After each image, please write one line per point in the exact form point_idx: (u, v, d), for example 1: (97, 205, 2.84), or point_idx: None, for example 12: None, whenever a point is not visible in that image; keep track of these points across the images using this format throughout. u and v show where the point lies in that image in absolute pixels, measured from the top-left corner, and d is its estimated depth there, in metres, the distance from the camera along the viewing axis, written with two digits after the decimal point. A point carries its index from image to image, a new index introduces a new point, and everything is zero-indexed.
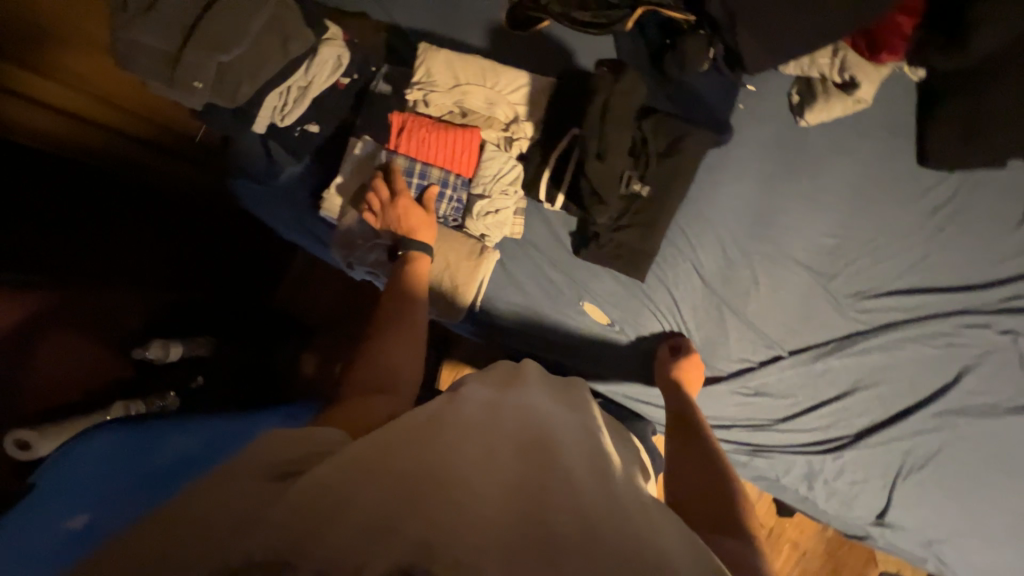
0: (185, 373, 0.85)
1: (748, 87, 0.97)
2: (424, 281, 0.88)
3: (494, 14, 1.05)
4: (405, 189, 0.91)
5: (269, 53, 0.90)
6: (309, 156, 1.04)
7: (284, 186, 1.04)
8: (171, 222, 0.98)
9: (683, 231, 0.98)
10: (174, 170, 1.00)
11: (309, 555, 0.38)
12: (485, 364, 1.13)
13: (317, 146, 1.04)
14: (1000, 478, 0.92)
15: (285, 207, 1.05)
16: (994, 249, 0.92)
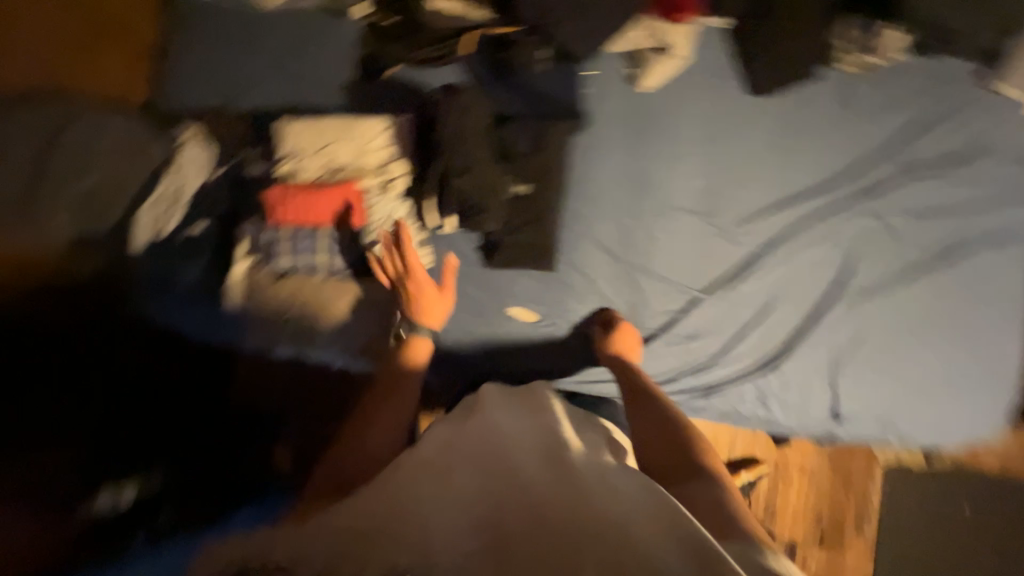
0: (150, 507, 0.88)
1: (587, 73, 1.08)
2: (421, 359, 0.98)
3: (348, 76, 1.15)
4: (429, 280, 0.99)
5: (133, 171, 1.01)
6: (200, 255, 1.03)
7: (183, 291, 1.02)
8: (88, 362, 0.97)
9: (573, 214, 1.05)
10: (74, 310, 0.98)
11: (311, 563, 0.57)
12: (440, 399, 1.10)
13: (205, 243, 1.03)
14: (919, 342, 0.99)
15: (189, 311, 1.01)
16: (831, 147, 1.04)
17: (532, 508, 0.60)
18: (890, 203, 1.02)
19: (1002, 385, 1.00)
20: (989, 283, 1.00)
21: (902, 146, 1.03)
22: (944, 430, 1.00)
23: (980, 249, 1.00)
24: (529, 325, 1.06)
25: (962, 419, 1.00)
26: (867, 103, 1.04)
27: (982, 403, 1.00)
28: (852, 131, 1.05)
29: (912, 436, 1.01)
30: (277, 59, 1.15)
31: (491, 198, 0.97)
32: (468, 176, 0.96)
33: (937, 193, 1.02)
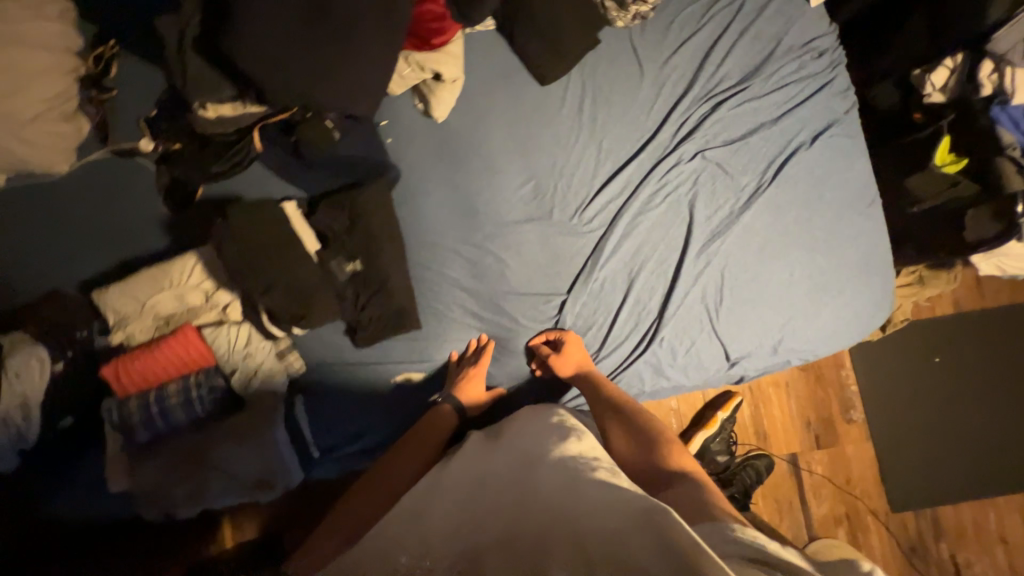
0: None
1: (382, 123, 1.08)
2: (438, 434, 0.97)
3: (162, 209, 1.12)
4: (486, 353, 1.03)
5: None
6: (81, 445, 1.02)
7: (80, 485, 0.99)
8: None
9: (422, 265, 1.04)
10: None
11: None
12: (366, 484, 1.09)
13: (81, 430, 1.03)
14: (783, 261, 0.97)
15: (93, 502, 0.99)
16: (639, 103, 1.02)
17: (524, 524, 0.63)
18: (708, 138, 1.00)
19: (880, 268, 0.99)
20: (829, 177, 0.98)
21: (702, 76, 1.00)
22: (843, 334, 0.98)
23: (809, 146, 0.98)
24: (420, 383, 1.07)
25: (856, 316, 0.98)
26: (653, 49, 1.02)
27: (869, 290, 0.98)
28: (649, 81, 1.02)
29: (814, 351, 0.99)
30: (82, 224, 1.09)
31: (317, 295, 0.96)
32: (276, 292, 0.94)
33: (753, 109, 0.99)
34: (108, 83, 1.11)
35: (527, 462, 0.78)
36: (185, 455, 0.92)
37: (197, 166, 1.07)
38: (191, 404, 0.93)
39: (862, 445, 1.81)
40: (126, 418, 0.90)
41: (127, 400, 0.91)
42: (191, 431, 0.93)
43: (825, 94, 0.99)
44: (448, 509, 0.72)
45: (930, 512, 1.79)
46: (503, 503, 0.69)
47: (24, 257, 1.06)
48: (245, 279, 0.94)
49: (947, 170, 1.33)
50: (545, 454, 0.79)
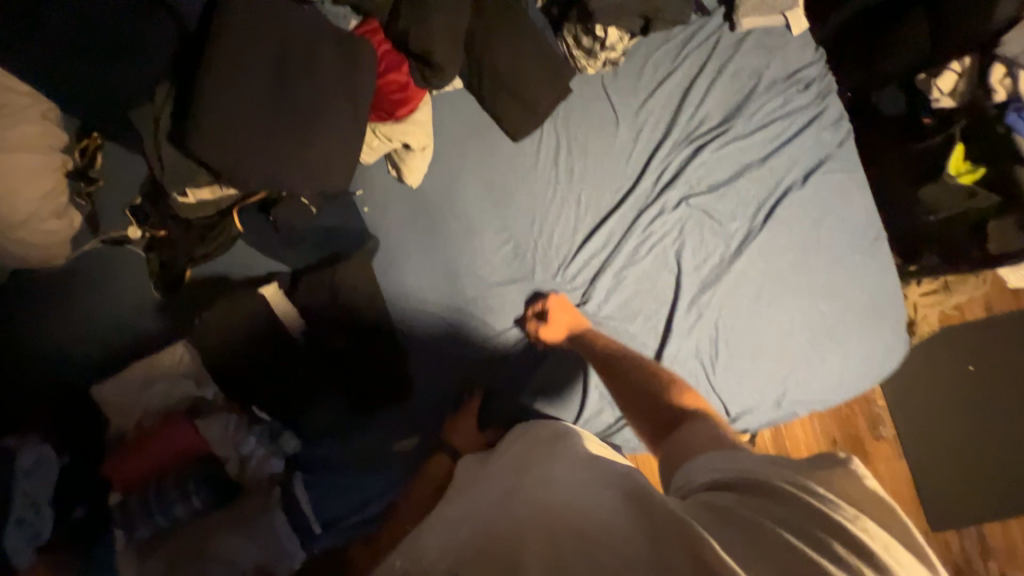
0: None
1: (358, 192, 1.06)
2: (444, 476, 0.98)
3: (153, 293, 1.13)
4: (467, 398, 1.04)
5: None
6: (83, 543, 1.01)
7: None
8: None
9: (407, 332, 1.04)
10: None
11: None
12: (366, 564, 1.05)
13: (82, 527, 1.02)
14: (781, 309, 0.92)
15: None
16: (617, 152, 0.98)
17: (514, 514, 0.55)
18: (693, 182, 0.95)
19: (886, 308, 0.93)
20: (825, 217, 0.93)
21: (682, 118, 0.96)
22: (852, 382, 0.92)
23: (801, 186, 0.93)
24: (415, 452, 1.05)
25: (865, 364, 0.92)
26: (630, 93, 0.98)
27: (877, 333, 0.92)
28: (627, 126, 0.98)
29: (820, 402, 0.93)
30: (81, 313, 1.11)
31: (305, 370, 1.00)
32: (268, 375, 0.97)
33: (738, 147, 0.94)
34: (96, 173, 1.12)
35: (512, 455, 0.69)
36: (183, 547, 0.92)
37: (182, 251, 1.09)
38: (188, 495, 0.92)
39: (893, 462, 1.69)
40: (127, 513, 0.91)
41: (127, 497, 0.92)
42: (190, 522, 0.93)
43: (813, 129, 0.95)
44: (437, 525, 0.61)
45: (975, 531, 1.68)
46: (488, 503, 0.60)
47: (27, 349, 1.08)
48: (229, 366, 0.98)
49: (963, 180, 1.27)
50: (534, 440, 0.70)
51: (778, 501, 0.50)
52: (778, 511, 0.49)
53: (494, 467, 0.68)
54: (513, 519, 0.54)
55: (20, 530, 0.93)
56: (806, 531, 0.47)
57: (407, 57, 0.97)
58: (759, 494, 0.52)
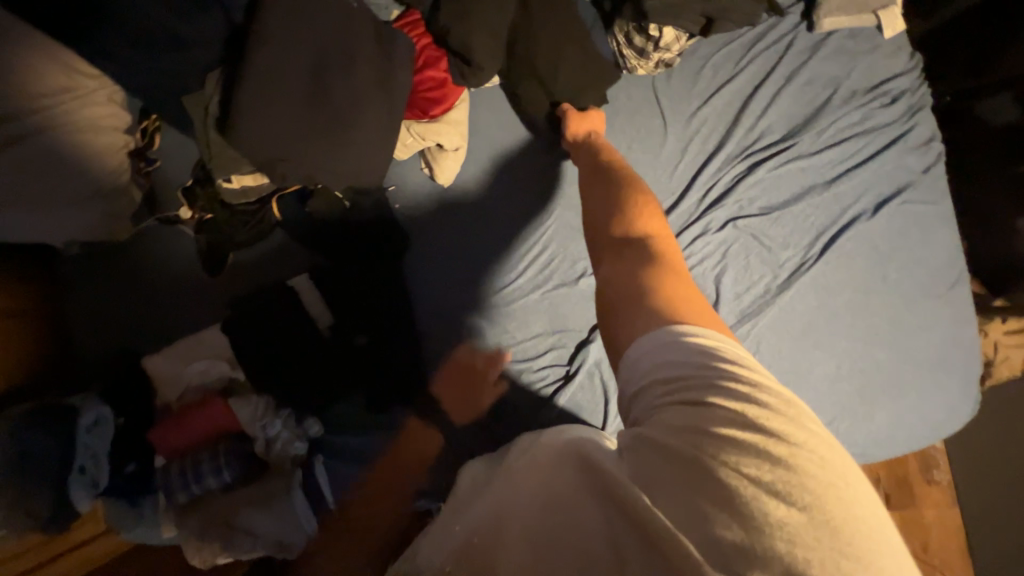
0: None
1: (391, 188, 1.07)
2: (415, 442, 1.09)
3: (202, 272, 1.21)
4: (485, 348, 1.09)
5: None
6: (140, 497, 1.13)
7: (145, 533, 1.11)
8: None
9: (429, 328, 1.08)
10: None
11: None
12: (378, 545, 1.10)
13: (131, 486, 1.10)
14: (826, 352, 0.83)
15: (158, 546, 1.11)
16: (662, 162, 0.89)
17: (495, 534, 0.54)
18: (743, 201, 0.86)
19: (956, 360, 0.82)
20: (894, 254, 0.82)
21: (739, 130, 0.87)
22: (901, 441, 0.83)
23: (870, 217, 0.82)
24: (431, 444, 1.09)
25: (921, 422, 0.82)
26: (682, 99, 0.90)
27: (937, 388, 0.82)
28: (675, 136, 0.89)
29: (863, 458, 0.84)
30: (138, 287, 1.21)
31: (331, 359, 1.05)
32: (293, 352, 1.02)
33: (800, 166, 0.84)
34: (152, 154, 1.19)
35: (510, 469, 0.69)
36: (214, 519, 0.98)
37: (227, 234, 1.15)
38: (220, 469, 0.99)
39: (945, 509, 1.58)
40: (166, 481, 0.98)
41: (168, 465, 0.99)
42: (221, 494, 1.00)
43: (893, 150, 0.83)
44: (434, 550, 0.62)
45: None
46: (477, 521, 0.60)
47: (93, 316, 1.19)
48: (262, 351, 1.04)
49: None
50: (528, 452, 0.69)
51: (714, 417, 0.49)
52: (713, 431, 0.49)
53: (492, 485, 0.68)
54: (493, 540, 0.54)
55: (81, 476, 1.06)
56: (750, 469, 0.46)
57: (444, 52, 0.93)
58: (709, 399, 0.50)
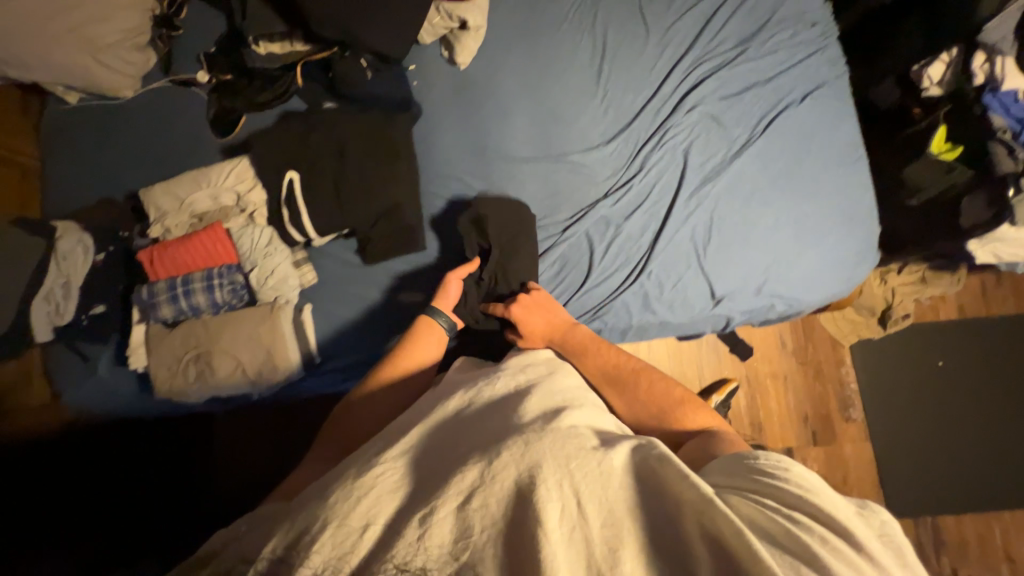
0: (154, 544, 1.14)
1: (410, 67, 1.18)
2: (429, 345, 0.90)
3: (205, 131, 1.24)
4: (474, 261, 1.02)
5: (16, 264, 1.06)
6: (114, 332, 1.14)
7: (112, 374, 1.15)
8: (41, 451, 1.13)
9: (429, 192, 1.12)
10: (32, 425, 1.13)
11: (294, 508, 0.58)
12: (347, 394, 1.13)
13: (111, 320, 1.13)
14: (769, 207, 1.03)
15: (127, 384, 1.15)
16: (643, 61, 1.11)
17: (497, 444, 0.58)
18: (707, 93, 1.08)
19: (864, 219, 1.04)
20: (818, 133, 1.05)
21: (701, 40, 1.10)
22: (824, 283, 1.02)
23: (799, 104, 1.05)
24: (420, 301, 1.10)
25: (838, 267, 1.02)
26: (659, 14, 1.13)
27: (852, 241, 1.03)
28: (655, 42, 1.12)
29: (795, 296, 1.03)
30: (138, 142, 1.24)
31: (334, 197, 1.04)
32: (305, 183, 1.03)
33: (748, 69, 1.08)
34: (179, 24, 1.28)
35: (542, 386, 0.70)
36: (197, 335, 1.00)
37: (243, 95, 1.21)
38: (207, 292, 1.00)
39: (860, 444, 1.77)
40: (154, 296, 0.99)
41: (156, 282, 1.00)
42: (208, 317, 1.01)
43: (815, 60, 1.08)
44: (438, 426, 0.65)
45: (931, 524, 1.71)
46: (492, 428, 0.62)
47: (94, 160, 1.24)
48: (267, 169, 1.04)
49: (943, 157, 1.34)
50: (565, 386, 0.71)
51: (750, 507, 0.51)
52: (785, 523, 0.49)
53: (525, 388, 0.70)
54: (496, 450, 0.56)
55: (48, 302, 1.05)
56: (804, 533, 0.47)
57: None
58: (779, 498, 0.52)
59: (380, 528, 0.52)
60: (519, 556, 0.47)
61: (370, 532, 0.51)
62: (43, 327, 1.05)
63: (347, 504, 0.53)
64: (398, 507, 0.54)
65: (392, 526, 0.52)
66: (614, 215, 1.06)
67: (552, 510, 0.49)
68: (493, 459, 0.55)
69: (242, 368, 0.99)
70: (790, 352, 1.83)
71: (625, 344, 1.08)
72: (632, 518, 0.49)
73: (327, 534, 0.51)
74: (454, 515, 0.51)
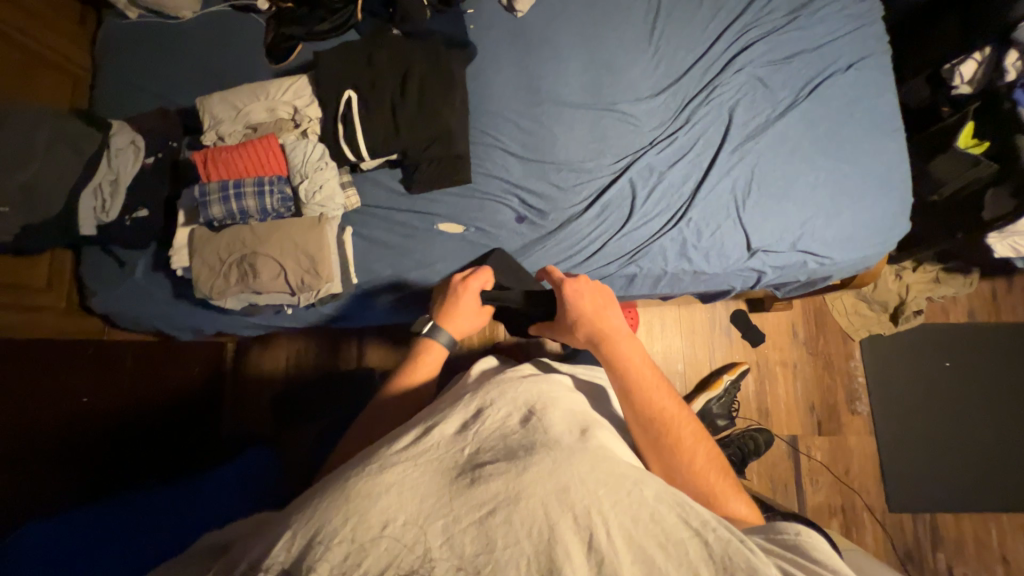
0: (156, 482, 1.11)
1: (469, 11, 1.20)
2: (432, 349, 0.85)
3: (259, 56, 1.27)
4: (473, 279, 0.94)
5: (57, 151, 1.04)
6: (154, 239, 1.15)
7: (143, 283, 1.16)
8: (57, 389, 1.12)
9: (478, 129, 1.14)
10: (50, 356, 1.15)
11: (330, 478, 0.56)
12: (376, 324, 1.17)
13: (153, 228, 1.14)
14: (809, 167, 1.06)
15: (159, 293, 1.16)
16: (699, 20, 1.15)
17: (522, 457, 0.53)
18: (757, 56, 1.12)
19: (899, 187, 1.07)
20: (860, 102, 1.09)
21: (755, 6, 1.14)
22: (857, 244, 1.05)
23: (843, 73, 1.09)
24: (458, 236, 1.12)
25: (872, 230, 1.06)
26: None
27: (887, 205, 1.06)
28: (710, 4, 1.16)
29: (829, 254, 1.05)
30: (192, 60, 1.26)
31: (387, 123, 1.06)
32: (361, 108, 1.06)
33: (796, 36, 1.12)
34: None
35: (558, 403, 0.65)
36: (242, 238, 1.02)
37: (302, 24, 1.23)
38: (257, 196, 1.02)
39: (864, 438, 1.79)
40: (205, 194, 1.01)
41: (209, 182, 1.03)
42: (255, 222, 1.03)
43: (862, 33, 1.12)
44: (474, 407, 0.62)
45: (929, 521, 1.73)
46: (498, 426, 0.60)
47: (148, 73, 1.26)
48: (324, 88, 1.07)
49: (971, 150, 1.39)
50: (582, 411, 0.67)
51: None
52: None
53: (545, 401, 0.64)
54: (524, 463, 0.52)
55: (96, 194, 1.08)
56: None
57: None
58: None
59: (398, 531, 0.47)
60: (551, 548, 0.45)
61: (387, 536, 0.47)
62: (89, 221, 1.08)
63: (368, 500, 0.49)
64: (418, 509, 0.49)
65: (411, 527, 0.48)
66: (659, 163, 1.10)
67: (576, 540, 0.46)
68: (519, 473, 0.51)
69: (286, 280, 1.01)
70: (800, 342, 1.85)
71: (657, 290, 1.11)
72: (665, 560, 0.46)
73: (346, 527, 0.47)
74: (476, 527, 0.47)
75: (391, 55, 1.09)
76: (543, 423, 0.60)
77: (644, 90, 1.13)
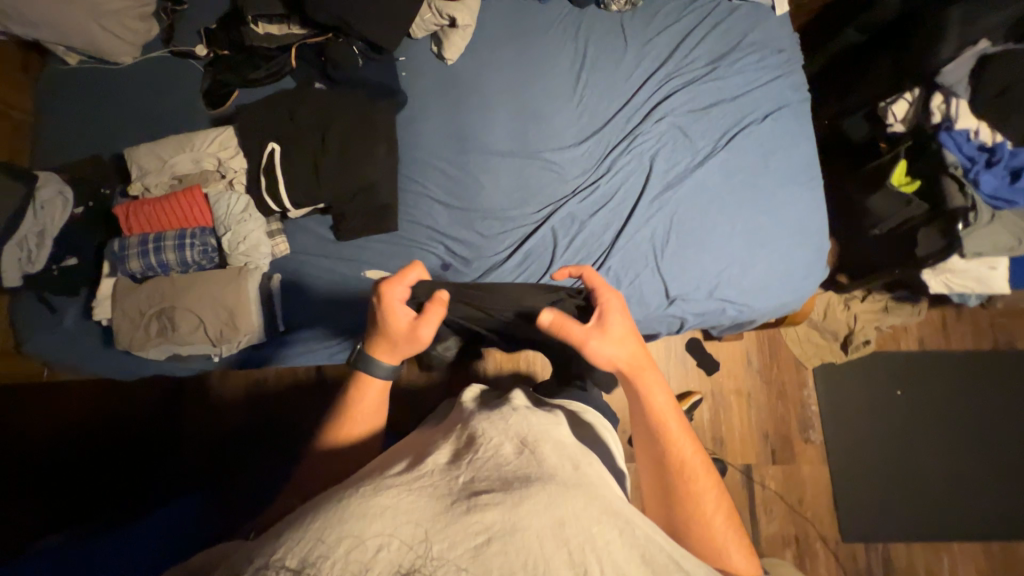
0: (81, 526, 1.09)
1: (400, 60, 1.22)
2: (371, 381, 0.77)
3: (195, 103, 1.28)
4: (398, 289, 0.78)
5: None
6: (86, 288, 1.19)
7: (72, 328, 1.17)
8: None
9: (406, 176, 1.16)
10: None
11: (304, 506, 0.46)
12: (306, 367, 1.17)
13: (85, 277, 1.18)
14: (725, 215, 1.08)
15: (89, 338, 1.17)
16: (623, 69, 1.17)
17: (522, 485, 0.45)
18: (676, 106, 1.14)
19: (814, 234, 1.09)
20: (778, 151, 1.11)
21: (677, 54, 1.16)
22: (774, 291, 1.07)
23: (760, 123, 1.12)
24: None
25: (788, 277, 1.07)
26: (639, 29, 1.19)
27: (803, 252, 1.08)
28: (635, 52, 1.18)
29: (745, 302, 1.07)
30: (130, 106, 1.28)
31: (310, 174, 1.08)
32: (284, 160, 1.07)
33: (716, 86, 1.14)
34: None
35: (552, 435, 0.56)
36: (163, 290, 1.03)
37: (236, 72, 1.25)
38: (178, 250, 1.03)
39: (817, 467, 1.80)
40: (125, 249, 1.03)
41: (130, 236, 1.04)
42: (176, 274, 1.05)
43: (780, 83, 1.15)
44: (465, 438, 0.53)
45: (882, 550, 1.73)
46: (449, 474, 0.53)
47: (86, 119, 1.28)
48: (249, 140, 1.09)
49: (903, 189, 1.41)
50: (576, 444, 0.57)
51: None
52: None
53: (539, 432, 0.55)
54: (521, 492, 0.44)
55: (20, 247, 1.08)
56: None
57: None
58: None
59: (400, 553, 0.37)
60: None
61: (385, 559, 0.37)
62: (14, 276, 1.09)
63: (362, 519, 0.40)
64: (415, 531, 0.39)
65: (411, 552, 0.38)
66: (581, 212, 1.11)
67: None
68: (519, 502, 0.42)
69: (208, 330, 1.02)
70: (754, 370, 1.86)
71: None
72: None
73: (339, 549, 0.37)
74: (476, 558, 0.38)
75: (318, 108, 1.11)
76: (535, 454, 0.50)
77: (568, 138, 1.16)
